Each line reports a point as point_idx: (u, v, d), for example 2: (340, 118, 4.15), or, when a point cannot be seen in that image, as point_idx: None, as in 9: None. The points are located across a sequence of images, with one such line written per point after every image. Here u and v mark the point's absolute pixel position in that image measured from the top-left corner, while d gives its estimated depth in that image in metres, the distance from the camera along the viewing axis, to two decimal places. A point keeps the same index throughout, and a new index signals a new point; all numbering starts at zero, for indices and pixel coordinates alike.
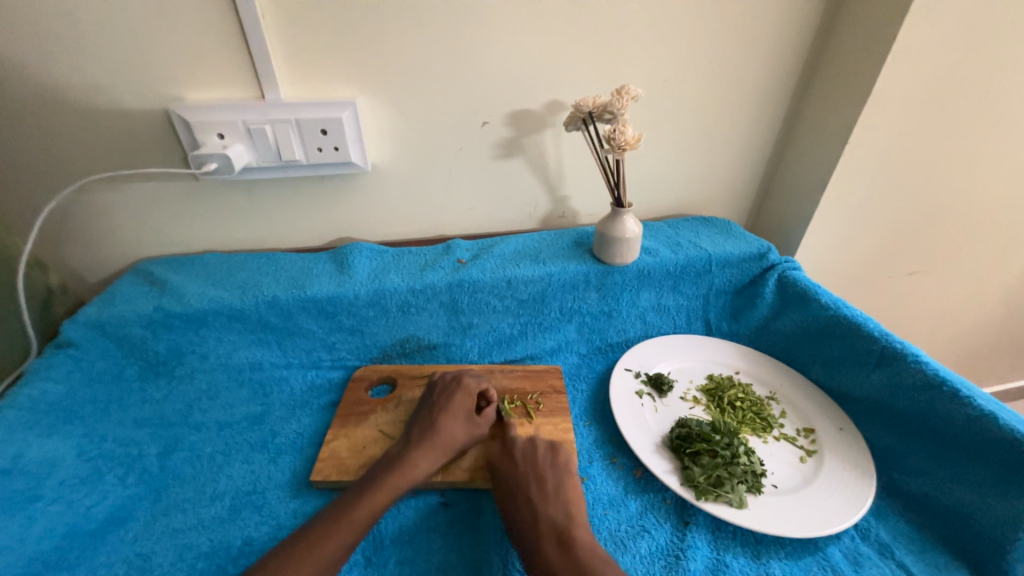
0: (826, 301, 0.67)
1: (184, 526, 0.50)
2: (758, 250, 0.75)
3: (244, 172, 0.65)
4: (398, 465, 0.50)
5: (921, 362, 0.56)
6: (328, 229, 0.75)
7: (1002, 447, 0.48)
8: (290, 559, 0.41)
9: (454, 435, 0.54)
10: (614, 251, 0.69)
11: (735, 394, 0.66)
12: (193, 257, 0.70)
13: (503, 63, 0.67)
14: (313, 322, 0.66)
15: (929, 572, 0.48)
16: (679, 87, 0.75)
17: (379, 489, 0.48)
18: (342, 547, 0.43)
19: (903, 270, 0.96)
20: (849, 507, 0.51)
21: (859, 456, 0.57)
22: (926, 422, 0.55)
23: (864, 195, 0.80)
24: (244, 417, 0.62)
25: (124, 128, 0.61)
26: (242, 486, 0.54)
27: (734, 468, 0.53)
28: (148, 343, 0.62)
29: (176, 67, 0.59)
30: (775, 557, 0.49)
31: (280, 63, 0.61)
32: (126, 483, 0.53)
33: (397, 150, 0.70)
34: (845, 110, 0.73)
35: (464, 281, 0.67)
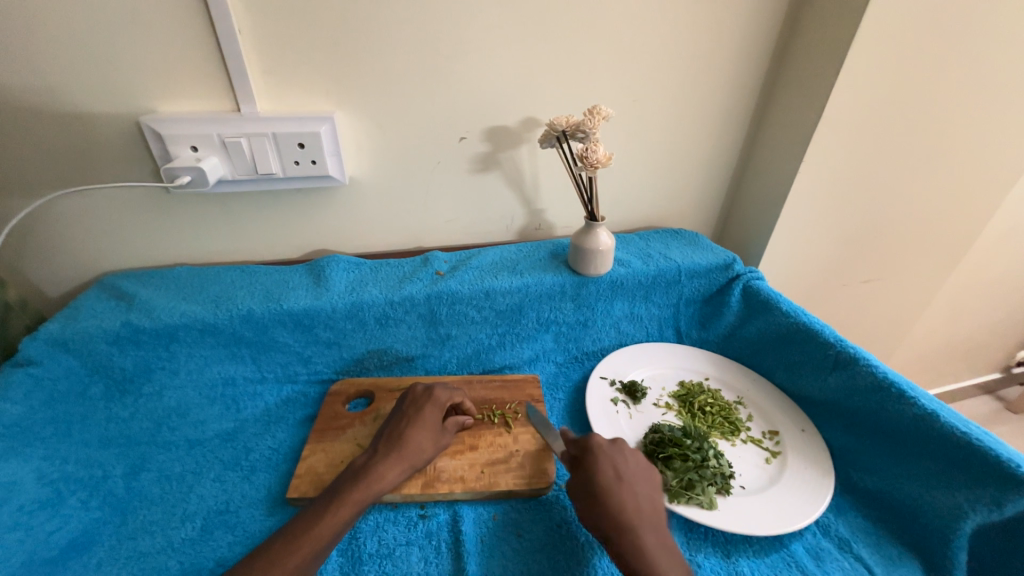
0: (787, 309, 0.71)
1: (152, 549, 0.49)
2: (724, 260, 0.79)
3: (219, 185, 0.65)
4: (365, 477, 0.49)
5: (872, 365, 0.60)
6: (304, 241, 0.75)
7: (943, 442, 0.52)
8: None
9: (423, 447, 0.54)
10: (588, 263, 0.72)
11: (705, 399, 0.68)
12: (162, 270, 0.69)
13: (480, 80, 0.70)
14: (289, 336, 0.65)
15: (884, 562, 0.51)
16: (649, 105, 0.79)
17: (341, 504, 0.46)
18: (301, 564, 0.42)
19: (857, 279, 1.02)
20: (810, 504, 0.54)
21: (820, 456, 0.61)
22: (877, 422, 0.59)
23: (819, 209, 0.86)
24: (216, 434, 0.61)
25: (92, 140, 0.60)
26: (214, 505, 0.53)
27: (704, 470, 0.56)
28: (114, 360, 0.60)
29: (149, 78, 0.58)
30: (744, 555, 0.52)
31: (257, 77, 0.61)
32: (89, 506, 0.51)
33: (376, 163, 0.71)
34: (799, 130, 0.78)
35: (443, 292, 0.68)
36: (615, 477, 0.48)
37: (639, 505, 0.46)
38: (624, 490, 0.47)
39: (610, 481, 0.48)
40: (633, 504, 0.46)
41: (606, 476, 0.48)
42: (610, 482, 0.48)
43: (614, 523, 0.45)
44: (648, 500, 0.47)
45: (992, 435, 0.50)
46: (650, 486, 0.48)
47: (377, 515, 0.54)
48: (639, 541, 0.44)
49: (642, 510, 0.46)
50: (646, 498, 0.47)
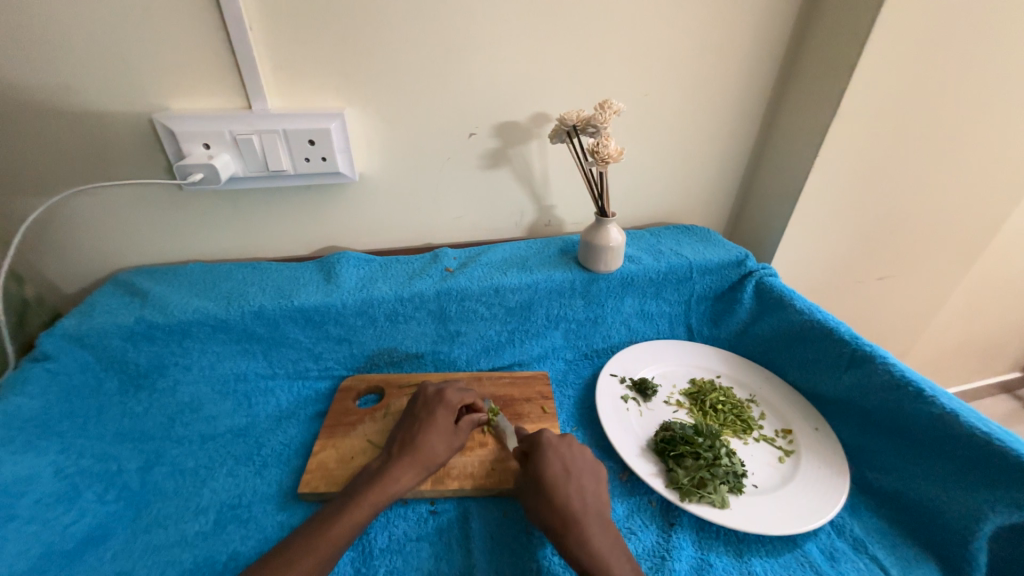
0: (801, 306, 0.70)
1: (166, 542, 0.49)
2: (737, 257, 0.78)
3: (230, 182, 0.65)
4: (378, 481, 0.49)
5: (889, 364, 0.59)
6: (314, 238, 0.75)
7: (963, 443, 0.51)
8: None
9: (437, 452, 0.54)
10: (598, 259, 0.71)
11: (717, 397, 0.68)
12: (174, 266, 0.70)
13: (490, 76, 0.69)
14: (300, 333, 0.66)
15: (900, 564, 0.50)
16: (660, 99, 0.78)
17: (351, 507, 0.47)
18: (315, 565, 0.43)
19: (873, 275, 1.00)
20: (825, 504, 0.53)
21: (834, 456, 0.60)
22: (894, 421, 0.57)
23: (834, 205, 0.84)
24: (228, 429, 0.61)
25: (106, 138, 0.60)
26: (226, 500, 0.54)
27: (716, 469, 0.55)
28: (129, 356, 0.60)
29: (161, 76, 0.58)
30: (757, 555, 0.51)
31: (268, 74, 0.61)
32: (105, 499, 0.52)
33: (385, 159, 0.71)
34: (814, 124, 0.77)
35: (452, 289, 0.68)
36: (562, 472, 0.50)
37: (583, 499, 0.49)
38: (568, 485, 0.49)
39: (558, 476, 0.50)
40: (577, 498, 0.48)
41: (552, 471, 0.50)
42: (557, 477, 0.50)
43: (558, 516, 0.47)
44: (591, 491, 0.50)
45: (1013, 435, 0.49)
46: (593, 479, 0.51)
47: (387, 511, 0.54)
48: (590, 533, 0.46)
49: (586, 504, 0.48)
50: (589, 492, 0.50)
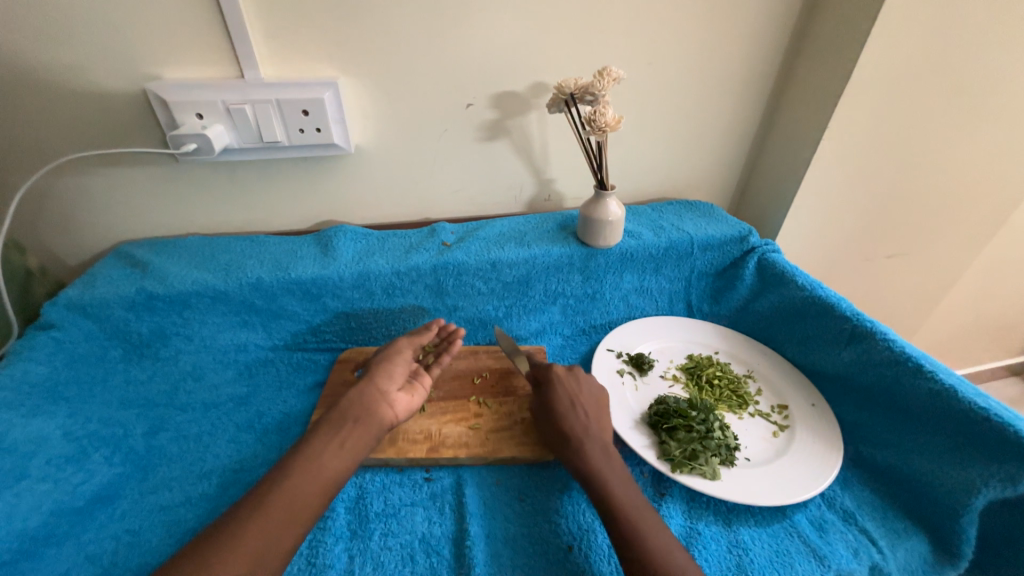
0: (803, 282, 0.69)
1: (172, 503, 0.51)
2: (740, 232, 0.76)
3: (226, 153, 0.64)
4: (340, 432, 0.48)
5: (889, 340, 0.58)
6: (312, 212, 0.75)
7: (959, 418, 0.50)
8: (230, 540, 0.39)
9: (393, 394, 0.54)
10: (597, 234, 0.70)
11: (713, 372, 0.68)
12: (174, 239, 0.70)
13: (486, 43, 0.67)
14: (297, 305, 0.66)
15: (888, 536, 0.51)
16: (664, 68, 0.75)
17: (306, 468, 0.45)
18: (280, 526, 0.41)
19: (882, 254, 0.98)
20: (817, 477, 0.54)
21: (828, 430, 0.60)
22: (891, 397, 0.57)
23: (843, 179, 0.82)
24: (230, 398, 0.63)
25: (99, 108, 0.60)
26: (229, 464, 0.55)
27: (708, 441, 0.55)
28: (131, 325, 0.61)
29: (150, 44, 0.57)
30: (745, 524, 0.51)
31: (259, 42, 0.60)
32: (114, 462, 0.54)
33: (381, 131, 0.70)
34: (825, 94, 0.73)
35: (449, 263, 0.68)
36: (569, 403, 0.54)
37: (587, 425, 0.53)
38: (577, 413, 0.54)
39: (567, 407, 0.54)
40: (584, 425, 0.53)
41: (561, 403, 0.54)
42: (566, 409, 0.54)
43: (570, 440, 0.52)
44: (596, 418, 0.54)
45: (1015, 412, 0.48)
46: (599, 408, 0.55)
47: (383, 477, 0.55)
48: (590, 456, 0.50)
49: (592, 430, 0.53)
50: (596, 419, 0.54)
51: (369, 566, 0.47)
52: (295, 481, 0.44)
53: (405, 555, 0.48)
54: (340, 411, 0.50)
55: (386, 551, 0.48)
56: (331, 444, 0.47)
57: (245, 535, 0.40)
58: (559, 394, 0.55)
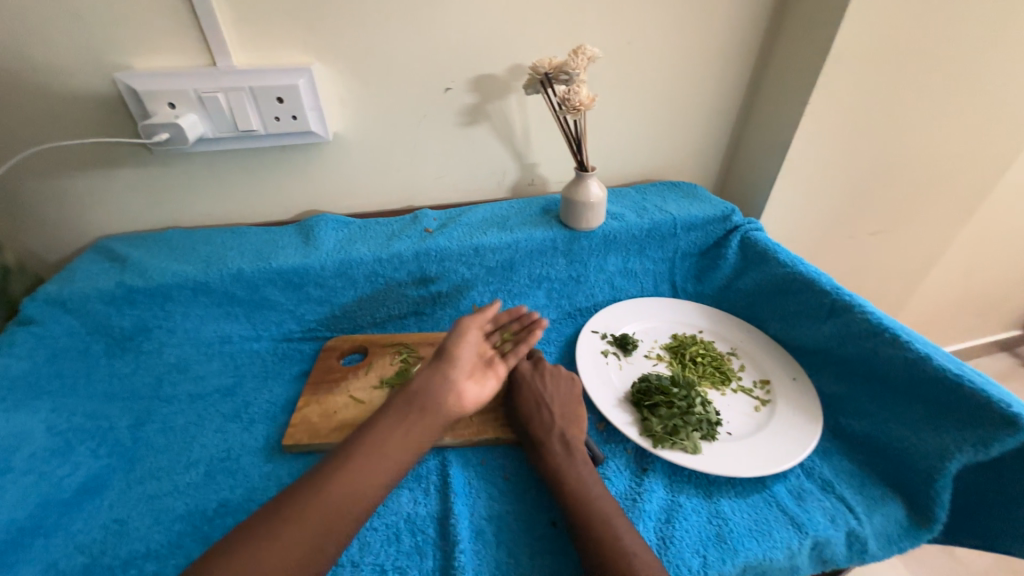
0: (784, 259, 0.70)
1: (160, 492, 0.52)
2: (722, 212, 0.77)
3: (200, 143, 0.64)
4: (409, 418, 0.49)
5: (867, 312, 0.59)
6: (293, 202, 0.74)
7: (935, 386, 0.51)
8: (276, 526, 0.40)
9: (462, 382, 0.53)
10: (579, 216, 0.70)
11: (696, 350, 0.68)
12: (154, 232, 0.69)
13: (462, 25, 0.66)
14: (280, 294, 0.66)
15: (866, 502, 0.52)
16: (644, 47, 0.75)
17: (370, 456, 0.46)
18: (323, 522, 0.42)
19: (866, 231, 0.98)
20: (795, 448, 0.55)
21: (809, 402, 0.60)
22: (870, 368, 0.58)
23: (825, 156, 0.82)
24: (216, 389, 0.63)
25: (69, 99, 0.59)
26: (216, 453, 0.56)
27: (690, 417, 0.56)
28: (113, 319, 0.61)
29: (118, 33, 0.56)
30: (725, 495, 0.52)
31: (229, 28, 0.59)
32: (99, 454, 0.54)
33: (359, 119, 0.69)
34: (805, 69, 0.73)
35: (431, 249, 0.68)
36: (534, 403, 0.57)
37: (553, 422, 0.55)
38: (542, 411, 0.57)
39: (530, 407, 0.57)
40: (547, 422, 0.55)
41: (526, 404, 0.57)
42: (530, 408, 0.57)
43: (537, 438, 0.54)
44: (562, 414, 0.57)
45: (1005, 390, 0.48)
46: (567, 404, 0.58)
47: None
48: (554, 453, 0.52)
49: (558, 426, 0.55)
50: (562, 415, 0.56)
51: (354, 547, 0.47)
52: (359, 467, 0.45)
53: (390, 535, 0.48)
54: (407, 397, 0.50)
55: (371, 532, 0.49)
56: (397, 434, 0.48)
57: (307, 516, 0.41)
58: (523, 395, 0.58)
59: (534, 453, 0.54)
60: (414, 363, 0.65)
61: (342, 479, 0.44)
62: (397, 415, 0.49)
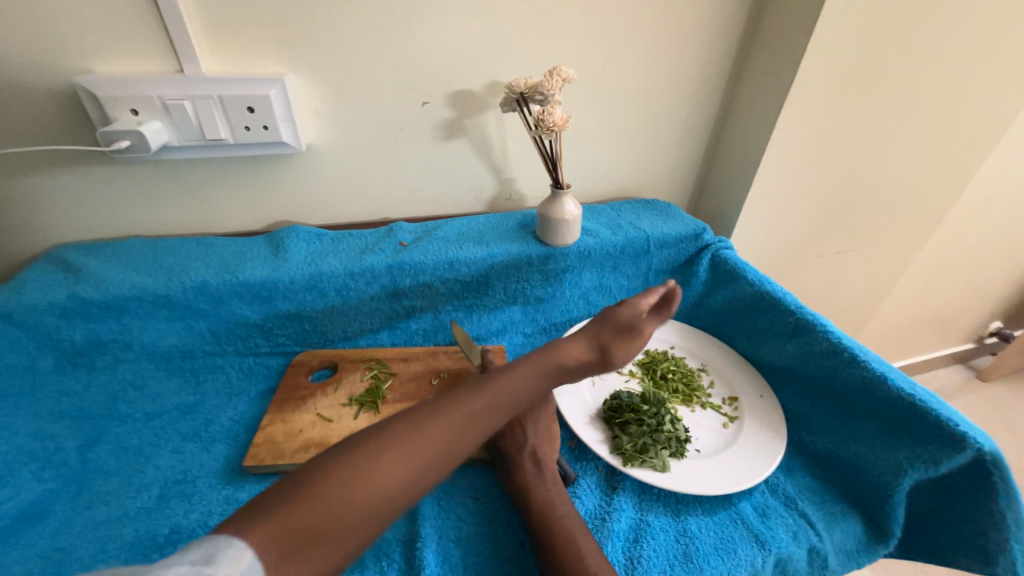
0: (752, 278, 0.72)
1: (108, 518, 0.49)
2: (694, 230, 0.78)
3: (165, 151, 0.62)
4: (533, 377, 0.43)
5: (828, 332, 0.61)
6: (263, 212, 0.73)
7: (890, 404, 0.53)
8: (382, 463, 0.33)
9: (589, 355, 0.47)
10: (554, 232, 0.71)
11: (668, 366, 0.69)
12: (114, 241, 0.67)
13: (441, 40, 0.66)
14: (247, 308, 0.64)
15: (826, 518, 0.53)
16: (620, 68, 0.77)
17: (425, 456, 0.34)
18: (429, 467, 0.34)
19: (831, 251, 1.02)
20: (759, 465, 0.56)
21: (774, 419, 0.62)
22: (831, 386, 0.60)
23: (791, 179, 0.85)
24: (175, 407, 0.60)
25: (24, 103, 0.56)
26: (172, 475, 0.53)
27: (659, 434, 0.56)
28: (64, 333, 0.58)
29: (79, 36, 0.54)
30: (693, 514, 0.53)
31: (198, 35, 0.57)
32: (43, 477, 0.51)
33: (335, 129, 0.69)
34: (771, 95, 0.76)
35: (405, 263, 0.67)
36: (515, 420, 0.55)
37: (527, 441, 0.54)
38: (520, 429, 0.55)
39: (508, 425, 0.54)
40: (523, 441, 0.54)
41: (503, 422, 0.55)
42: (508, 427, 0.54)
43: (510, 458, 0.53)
44: (537, 434, 0.55)
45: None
46: (543, 423, 0.57)
47: None
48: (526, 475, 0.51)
49: (533, 446, 0.54)
50: (537, 435, 0.55)
51: None
52: (409, 460, 0.34)
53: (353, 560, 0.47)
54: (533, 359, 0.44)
55: None
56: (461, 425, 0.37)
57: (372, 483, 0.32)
58: None
59: (504, 473, 0.53)
60: (385, 379, 0.65)
61: (375, 463, 0.33)
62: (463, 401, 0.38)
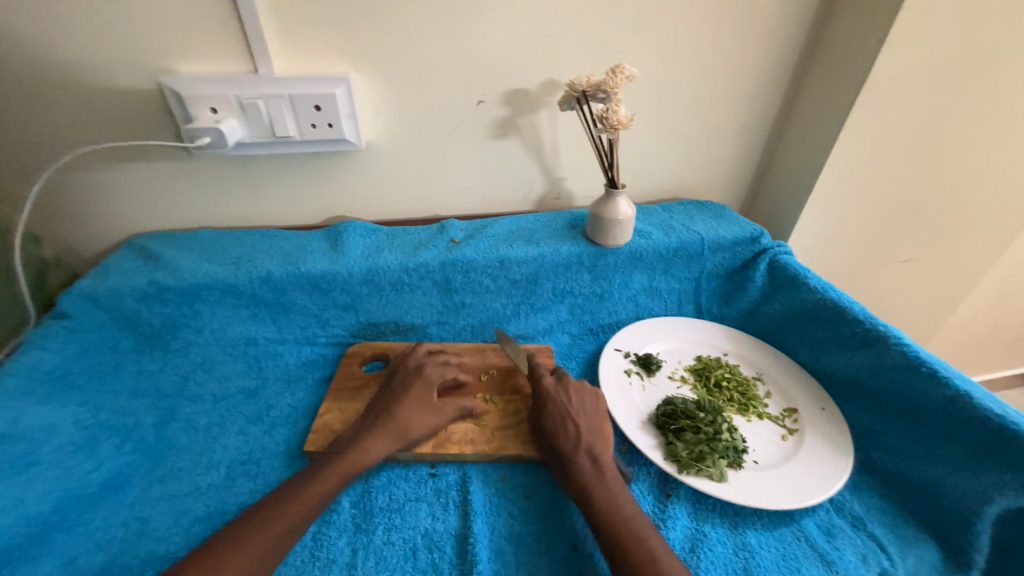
0: (814, 285, 0.68)
1: (180, 492, 0.52)
2: (751, 234, 0.76)
3: (239, 148, 0.65)
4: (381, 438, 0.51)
5: (902, 344, 0.57)
6: (322, 207, 0.75)
7: (974, 425, 0.49)
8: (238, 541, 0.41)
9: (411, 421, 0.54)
10: (606, 233, 0.70)
11: (722, 373, 0.67)
12: (187, 232, 0.71)
13: (499, 39, 0.67)
14: (307, 299, 0.67)
15: (898, 543, 0.50)
16: (678, 66, 0.75)
17: (336, 472, 0.48)
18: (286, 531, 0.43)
19: (896, 259, 0.96)
20: (824, 481, 0.53)
21: (839, 434, 0.59)
22: (905, 402, 0.56)
23: (858, 182, 0.81)
24: (239, 390, 0.63)
25: (114, 102, 0.61)
26: (237, 456, 0.56)
27: (716, 443, 0.55)
28: (143, 316, 0.62)
29: (166, 39, 0.58)
30: (752, 528, 0.51)
31: (272, 37, 0.60)
32: (123, 450, 0.55)
33: (392, 128, 0.70)
34: (841, 93, 0.72)
35: (457, 260, 0.68)
36: (560, 416, 0.55)
37: (579, 437, 0.53)
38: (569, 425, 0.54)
39: (556, 422, 0.55)
40: (576, 437, 0.53)
41: (551, 420, 0.55)
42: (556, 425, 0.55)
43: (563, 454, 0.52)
44: (590, 429, 0.54)
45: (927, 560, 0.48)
46: (593, 417, 0.55)
47: (388, 472, 0.55)
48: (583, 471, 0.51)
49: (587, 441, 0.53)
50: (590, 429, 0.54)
51: (371, 561, 0.47)
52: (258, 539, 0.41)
53: (408, 551, 0.48)
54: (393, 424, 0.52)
55: (389, 546, 0.48)
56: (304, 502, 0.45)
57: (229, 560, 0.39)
58: (551, 407, 0.56)
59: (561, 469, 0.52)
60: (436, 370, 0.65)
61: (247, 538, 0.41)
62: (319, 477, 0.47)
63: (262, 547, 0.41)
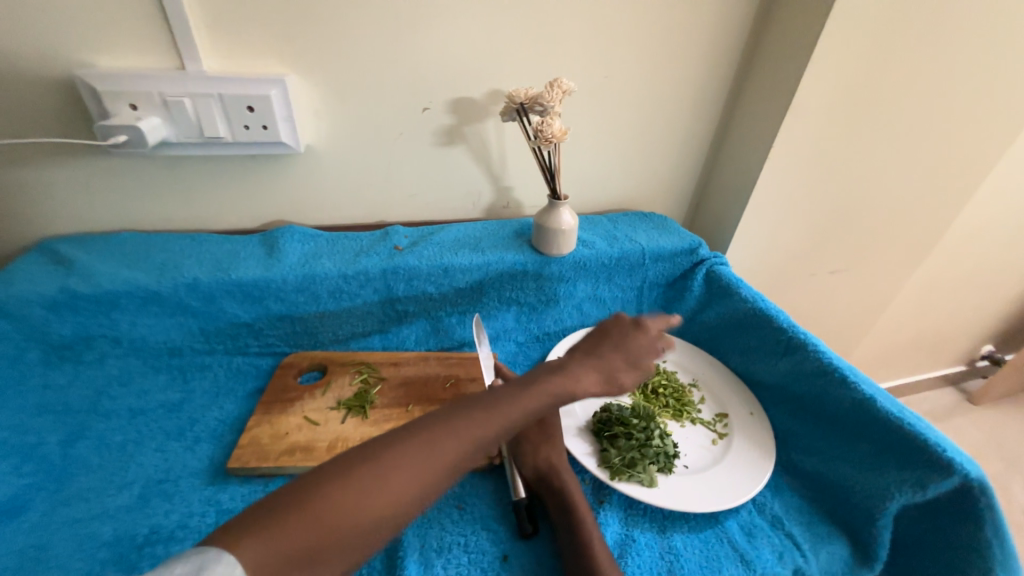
0: (745, 294, 0.72)
1: (86, 516, 0.48)
2: (689, 245, 0.79)
3: (163, 148, 0.62)
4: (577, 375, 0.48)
5: (819, 351, 0.61)
6: (259, 210, 0.72)
7: (879, 427, 0.53)
8: (399, 456, 0.36)
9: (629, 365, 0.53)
10: (550, 242, 0.71)
11: (659, 380, 0.69)
12: (105, 235, 0.66)
13: (444, 46, 0.67)
14: (238, 307, 0.64)
15: (812, 539, 0.53)
16: (622, 83, 0.78)
17: (530, 394, 0.44)
18: (452, 454, 0.38)
19: (825, 269, 1.03)
20: (748, 483, 0.55)
21: (764, 437, 0.62)
22: (820, 405, 0.60)
23: (787, 198, 0.86)
24: (161, 405, 0.60)
25: (22, 93, 0.56)
26: (154, 474, 0.52)
27: (647, 449, 0.56)
28: (52, 327, 0.58)
29: (82, 29, 0.54)
30: (679, 531, 0.53)
31: (202, 34, 0.58)
32: (21, 472, 0.50)
33: (334, 132, 0.69)
34: (771, 112, 0.77)
35: (399, 268, 0.67)
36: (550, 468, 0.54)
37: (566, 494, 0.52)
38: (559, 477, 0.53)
39: (548, 469, 0.54)
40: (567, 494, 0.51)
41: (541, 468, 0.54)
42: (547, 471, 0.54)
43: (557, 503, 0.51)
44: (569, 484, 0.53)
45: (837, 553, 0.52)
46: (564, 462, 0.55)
47: None
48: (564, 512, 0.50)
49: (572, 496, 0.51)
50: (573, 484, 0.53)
51: None
52: (410, 465, 0.36)
53: None
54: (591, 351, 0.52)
55: None
56: (466, 435, 0.39)
57: (366, 492, 0.34)
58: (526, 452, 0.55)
59: (558, 525, 0.49)
60: (374, 384, 0.64)
61: (397, 464, 0.36)
62: (490, 400, 0.42)
63: (423, 474, 0.36)
